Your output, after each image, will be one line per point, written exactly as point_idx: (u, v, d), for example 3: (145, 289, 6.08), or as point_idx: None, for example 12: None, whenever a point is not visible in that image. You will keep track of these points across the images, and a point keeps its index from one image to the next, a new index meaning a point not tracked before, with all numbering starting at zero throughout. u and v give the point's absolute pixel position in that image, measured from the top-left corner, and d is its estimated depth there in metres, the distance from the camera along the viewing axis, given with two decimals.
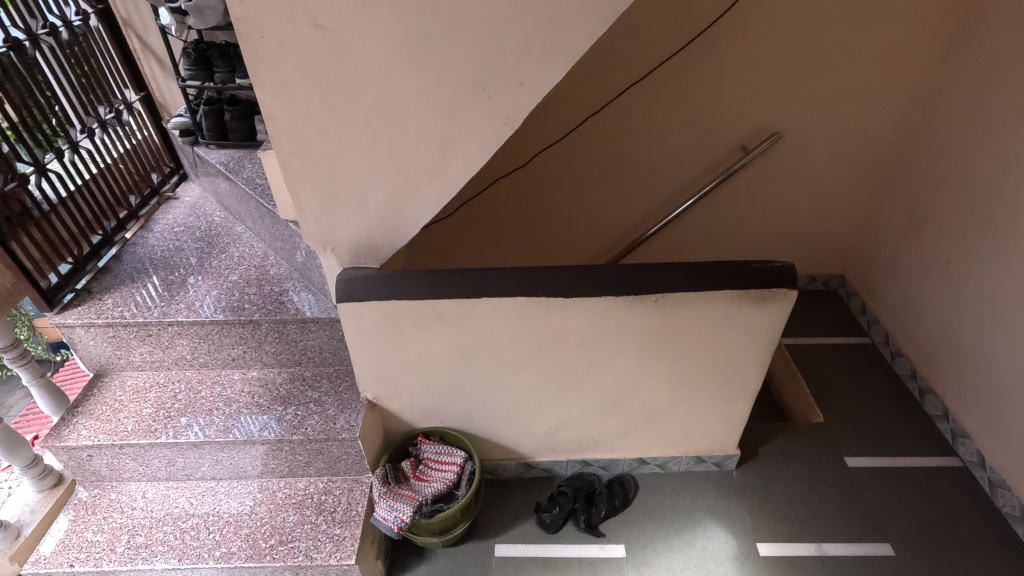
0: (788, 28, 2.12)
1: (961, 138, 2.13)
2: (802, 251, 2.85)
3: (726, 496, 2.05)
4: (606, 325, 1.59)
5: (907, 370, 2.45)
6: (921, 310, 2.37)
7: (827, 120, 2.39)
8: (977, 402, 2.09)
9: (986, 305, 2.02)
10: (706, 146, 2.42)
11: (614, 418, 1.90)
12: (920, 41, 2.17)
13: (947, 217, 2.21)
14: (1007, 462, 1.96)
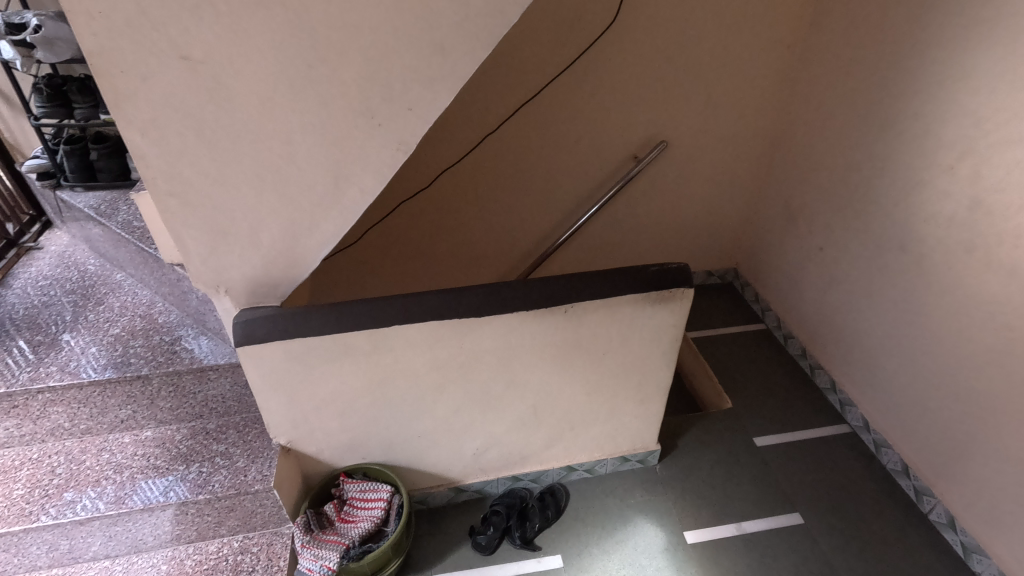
0: (664, 44, 2.28)
1: (820, 137, 2.37)
2: (698, 249, 3.05)
3: (652, 491, 2.13)
4: (521, 339, 1.61)
5: (798, 349, 2.68)
6: (803, 295, 2.61)
7: (707, 127, 2.58)
8: (857, 372, 2.32)
9: (855, 285, 2.26)
10: (602, 157, 2.54)
11: (539, 430, 1.92)
12: (777, 52, 2.41)
13: (816, 209, 2.45)
14: (887, 423, 2.19)
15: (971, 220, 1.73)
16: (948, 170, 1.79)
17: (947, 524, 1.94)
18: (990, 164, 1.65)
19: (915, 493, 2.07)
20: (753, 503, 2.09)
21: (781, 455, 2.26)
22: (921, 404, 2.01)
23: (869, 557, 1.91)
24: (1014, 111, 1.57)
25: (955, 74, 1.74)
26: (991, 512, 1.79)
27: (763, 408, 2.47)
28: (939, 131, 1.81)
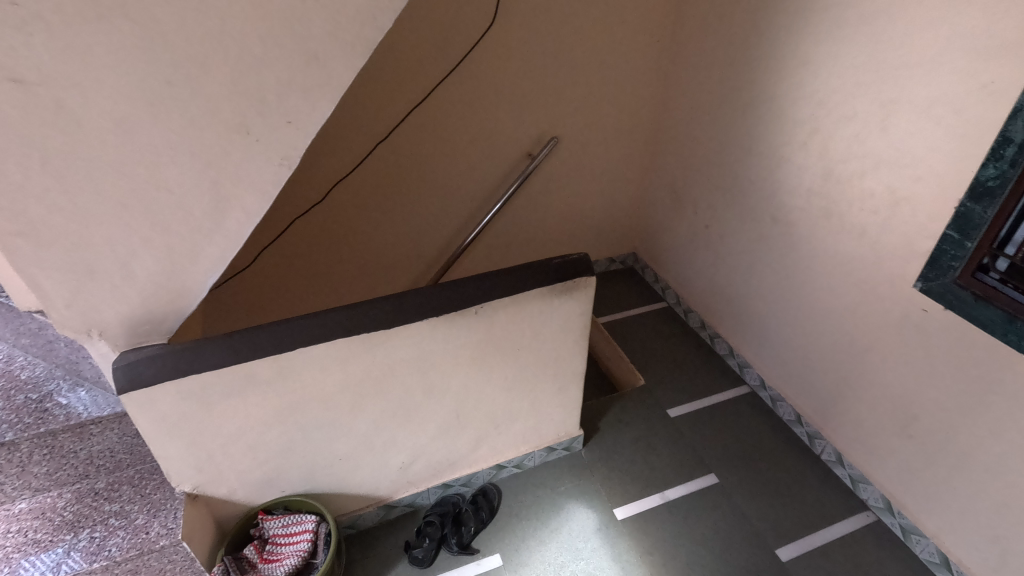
0: (544, 42, 2.34)
1: (695, 123, 2.56)
2: (598, 237, 3.18)
3: (581, 475, 2.19)
4: (435, 346, 1.59)
5: (697, 321, 2.88)
6: (696, 271, 2.80)
7: (594, 121, 2.68)
8: (750, 336, 2.53)
9: (739, 257, 2.46)
10: (497, 156, 2.57)
11: (464, 433, 1.92)
12: (648, 46, 2.56)
13: (698, 190, 2.64)
14: (779, 378, 2.41)
15: (825, 189, 1.94)
16: (802, 145, 2.00)
17: (837, 461, 2.17)
18: (835, 138, 1.86)
19: (808, 438, 2.29)
20: (673, 470, 2.22)
21: (693, 422, 2.42)
22: (804, 358, 2.23)
23: (776, 503, 2.09)
24: (848, 90, 1.78)
25: (798, 59, 1.94)
26: (869, 445, 2.03)
27: (673, 381, 2.63)
28: (791, 111, 2.02)
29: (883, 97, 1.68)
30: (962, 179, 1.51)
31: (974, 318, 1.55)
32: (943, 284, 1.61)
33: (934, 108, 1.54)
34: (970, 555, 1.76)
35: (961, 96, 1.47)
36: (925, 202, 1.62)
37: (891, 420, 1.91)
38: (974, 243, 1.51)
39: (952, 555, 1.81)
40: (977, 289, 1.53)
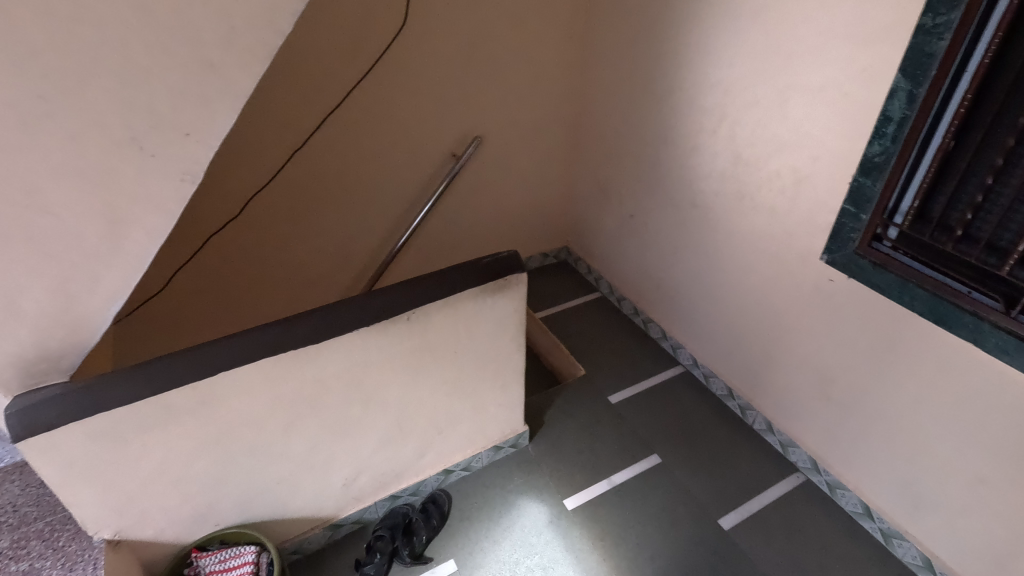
0: (459, 42, 2.33)
1: (612, 116, 2.63)
2: (529, 233, 3.21)
3: (529, 470, 2.20)
4: (369, 356, 1.55)
5: (631, 308, 2.96)
6: (625, 259, 2.88)
7: (515, 118, 2.70)
8: (680, 318, 2.63)
9: (664, 243, 2.55)
10: (421, 159, 2.54)
11: (407, 442, 1.88)
12: (562, 42, 2.60)
13: (621, 181, 2.71)
14: (709, 356, 2.52)
15: (736, 173, 2.05)
16: (712, 133, 2.10)
17: (767, 429, 2.30)
18: (741, 124, 1.96)
19: (740, 410, 2.41)
20: (618, 455, 2.27)
21: (633, 406, 2.49)
22: (730, 335, 2.34)
23: (716, 475, 2.19)
24: (749, 79, 1.88)
25: (702, 51, 2.03)
26: (794, 410, 2.16)
27: (612, 368, 2.69)
28: (700, 100, 2.11)
29: (780, 84, 1.78)
30: (853, 157, 1.63)
31: (873, 284, 1.67)
32: (844, 255, 1.73)
33: (824, 92, 1.65)
34: (887, 502, 1.91)
35: (846, 80, 1.58)
36: (824, 180, 1.74)
37: (811, 385, 2.04)
38: (868, 215, 1.64)
39: (873, 504, 1.96)
40: (874, 258, 1.66)
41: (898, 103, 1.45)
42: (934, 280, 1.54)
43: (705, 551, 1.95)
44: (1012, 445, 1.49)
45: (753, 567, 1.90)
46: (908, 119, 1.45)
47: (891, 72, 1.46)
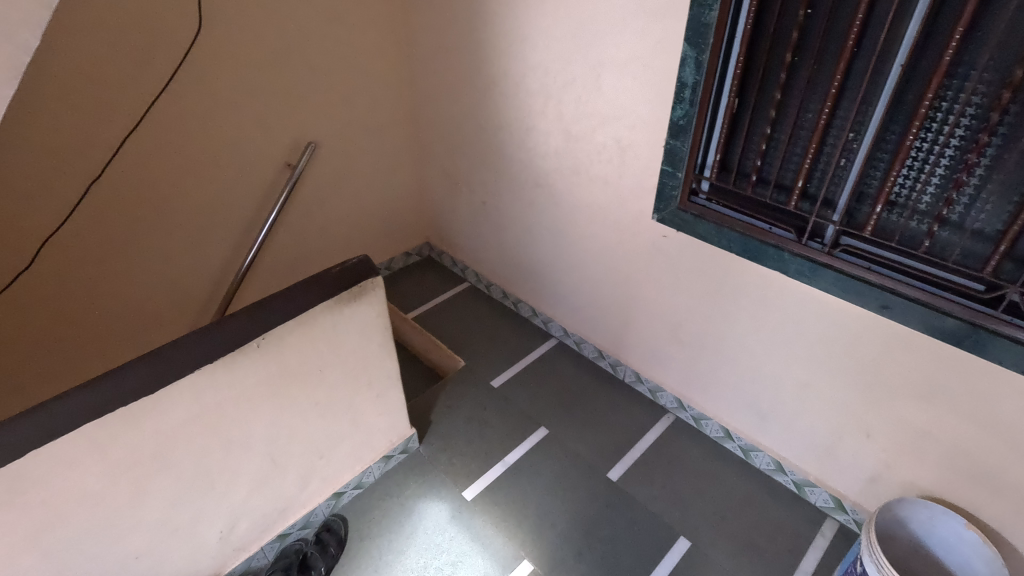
0: (271, 44, 2.16)
1: (447, 107, 2.63)
2: (387, 234, 3.13)
3: (424, 472, 2.18)
4: (221, 394, 1.42)
5: (500, 292, 3.02)
6: (486, 246, 2.92)
7: (349, 119, 2.60)
8: (545, 294, 2.73)
9: (518, 224, 2.63)
10: (251, 173, 2.35)
11: (286, 475, 1.76)
12: (384, 37, 2.54)
13: (468, 170, 2.73)
14: (577, 324, 2.66)
15: (569, 149, 2.16)
16: (541, 113, 2.19)
17: (637, 380, 2.49)
18: (565, 103, 2.07)
19: (612, 367, 2.58)
20: (508, 436, 2.33)
21: (516, 385, 2.56)
22: (591, 300, 2.49)
23: (599, 433, 2.33)
24: (564, 58, 1.98)
25: (518, 35, 2.10)
26: (656, 359, 2.36)
27: (490, 353, 2.74)
28: (525, 83, 2.18)
29: (591, 61, 1.90)
30: (663, 123, 1.79)
31: (697, 234, 1.86)
32: (670, 212, 1.90)
33: (629, 65, 1.79)
34: (741, 422, 2.17)
35: (646, 53, 1.72)
36: (643, 146, 1.89)
37: (665, 333, 2.24)
38: (683, 173, 1.81)
39: (731, 425, 2.21)
40: (693, 210, 1.85)
41: (689, 69, 1.62)
42: (741, 222, 1.75)
43: (599, 505, 2.07)
44: (821, 351, 1.76)
45: (643, 507, 2.06)
46: (700, 83, 1.62)
47: (679, 42, 1.62)
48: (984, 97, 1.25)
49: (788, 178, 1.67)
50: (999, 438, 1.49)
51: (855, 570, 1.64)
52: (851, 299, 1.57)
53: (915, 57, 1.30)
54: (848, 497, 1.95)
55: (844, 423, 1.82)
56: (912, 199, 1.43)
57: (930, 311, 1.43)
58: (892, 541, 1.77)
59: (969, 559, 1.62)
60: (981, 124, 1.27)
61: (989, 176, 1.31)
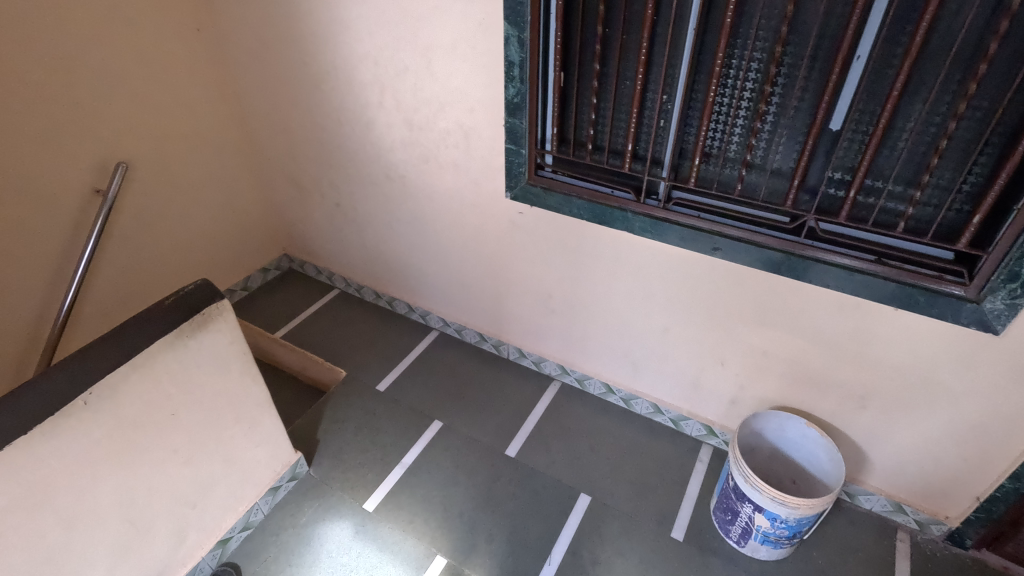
0: (46, 54, 1.86)
1: (278, 107, 2.45)
2: (237, 252, 2.87)
3: (319, 494, 2.06)
4: (46, 467, 1.23)
5: (371, 293, 2.92)
6: (348, 248, 2.80)
7: (166, 131, 2.32)
8: (418, 287, 2.69)
9: (377, 221, 2.54)
10: (51, 206, 2.02)
11: (155, 536, 1.57)
12: (191, 37, 2.29)
13: (314, 172, 2.58)
14: (454, 312, 2.65)
15: (414, 138, 2.12)
16: (379, 105, 2.12)
17: (520, 355, 2.55)
18: (401, 92, 2.02)
19: (496, 348, 2.62)
20: (403, 437, 2.28)
21: (402, 385, 2.50)
22: (464, 286, 2.49)
23: (492, 414, 2.37)
24: (391, 46, 1.92)
25: (340, 25, 2.00)
26: (534, 332, 2.43)
27: (371, 357, 2.64)
28: (356, 75, 2.10)
29: (419, 46, 1.86)
30: (499, 102, 1.82)
31: (550, 206, 1.93)
32: (521, 188, 1.95)
33: (457, 47, 1.79)
34: (619, 375, 2.31)
35: (471, 34, 1.73)
36: (485, 128, 1.91)
37: (538, 305, 2.31)
38: (526, 149, 1.86)
39: (611, 380, 2.35)
40: (542, 184, 1.91)
41: (514, 48, 1.65)
42: (587, 190, 1.85)
43: (502, 483, 2.11)
44: (674, 297, 1.92)
45: (544, 475, 2.13)
46: (526, 61, 1.67)
47: (500, 22, 1.65)
48: (763, 52, 1.42)
49: (620, 142, 1.78)
50: (820, 345, 1.74)
51: (729, 485, 1.84)
52: (689, 246, 1.74)
53: (704, 21, 1.45)
54: (717, 422, 2.18)
55: (702, 358, 2.02)
56: (723, 149, 1.60)
57: (750, 246, 1.63)
58: (754, 452, 2.01)
59: (814, 452, 1.88)
60: (764, 75, 1.44)
61: (778, 121, 1.49)
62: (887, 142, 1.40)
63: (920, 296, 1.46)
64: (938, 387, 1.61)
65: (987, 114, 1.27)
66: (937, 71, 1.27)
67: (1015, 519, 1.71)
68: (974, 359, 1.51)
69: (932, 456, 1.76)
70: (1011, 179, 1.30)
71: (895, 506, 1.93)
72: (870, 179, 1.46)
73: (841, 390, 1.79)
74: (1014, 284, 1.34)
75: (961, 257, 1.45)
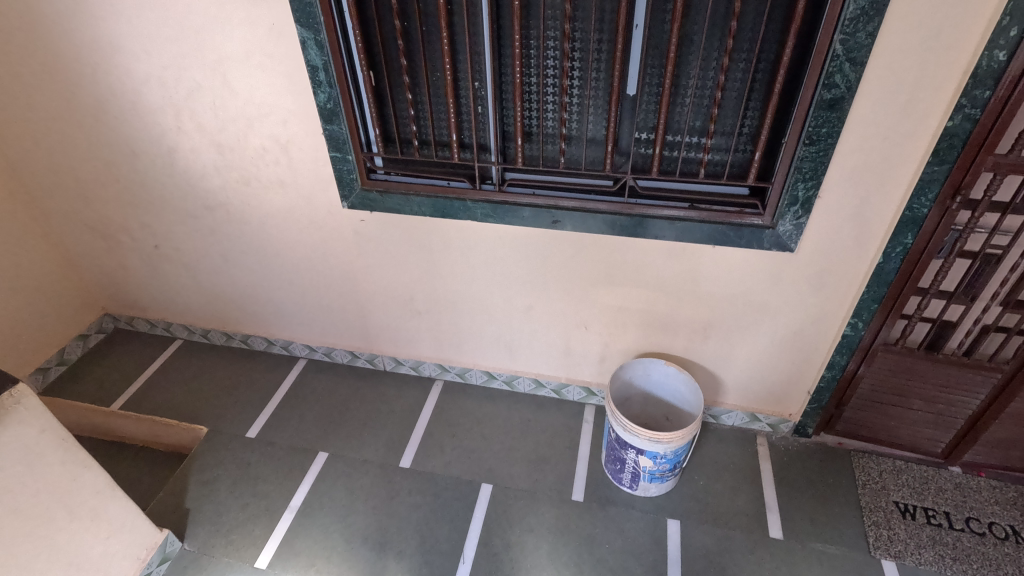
0: None
1: (55, 149, 2.10)
2: (42, 324, 2.45)
3: (200, 567, 1.85)
4: None
5: (220, 335, 2.65)
6: (181, 293, 2.51)
7: None
8: (271, 318, 2.49)
9: (207, 256, 2.31)
10: None
11: None
12: None
13: (118, 216, 2.27)
14: (318, 335, 2.50)
15: (228, 161, 1.94)
16: (179, 130, 1.91)
17: (397, 363, 2.48)
18: (201, 113, 1.84)
19: (370, 362, 2.52)
20: (286, 479, 2.11)
21: (276, 424, 2.32)
22: (322, 306, 2.36)
23: (379, 430, 2.28)
24: (176, 63, 1.73)
25: (108, 46, 1.76)
26: (405, 337, 2.37)
27: (234, 403, 2.41)
28: (142, 100, 1.86)
29: (208, 60, 1.70)
30: (311, 111, 1.73)
31: (390, 209, 1.89)
32: (357, 196, 1.88)
33: (252, 57, 1.66)
34: (497, 360, 2.35)
35: (263, 43, 1.62)
36: (303, 139, 1.80)
37: (403, 309, 2.26)
38: (352, 155, 1.79)
39: (490, 367, 2.38)
40: (377, 187, 1.86)
41: (314, 51, 1.58)
42: (424, 185, 1.84)
43: (402, 497, 2.05)
44: (530, 274, 1.98)
45: (443, 477, 2.11)
46: (330, 64, 1.60)
47: (293, 26, 1.57)
48: (555, 30, 1.50)
49: (444, 134, 1.78)
50: (662, 291, 1.90)
51: (613, 436, 1.96)
52: (530, 223, 1.80)
53: (495, 5, 1.49)
54: (593, 382, 2.30)
55: (568, 325, 2.11)
56: (541, 126, 1.67)
57: (585, 214, 1.73)
58: (629, 401, 2.16)
59: (677, 388, 2.06)
60: (561, 52, 1.52)
61: (583, 93, 1.58)
62: (677, 100, 1.55)
63: (729, 231, 1.66)
64: (761, 306, 1.84)
65: (747, 65, 1.46)
66: (701, 32, 1.43)
67: (837, 401, 2.02)
68: (781, 276, 1.75)
69: (769, 366, 2.01)
70: (775, 118, 1.51)
71: (750, 416, 2.18)
72: (670, 135, 1.61)
73: (688, 327, 1.98)
74: (796, 207, 1.57)
75: (754, 191, 1.67)
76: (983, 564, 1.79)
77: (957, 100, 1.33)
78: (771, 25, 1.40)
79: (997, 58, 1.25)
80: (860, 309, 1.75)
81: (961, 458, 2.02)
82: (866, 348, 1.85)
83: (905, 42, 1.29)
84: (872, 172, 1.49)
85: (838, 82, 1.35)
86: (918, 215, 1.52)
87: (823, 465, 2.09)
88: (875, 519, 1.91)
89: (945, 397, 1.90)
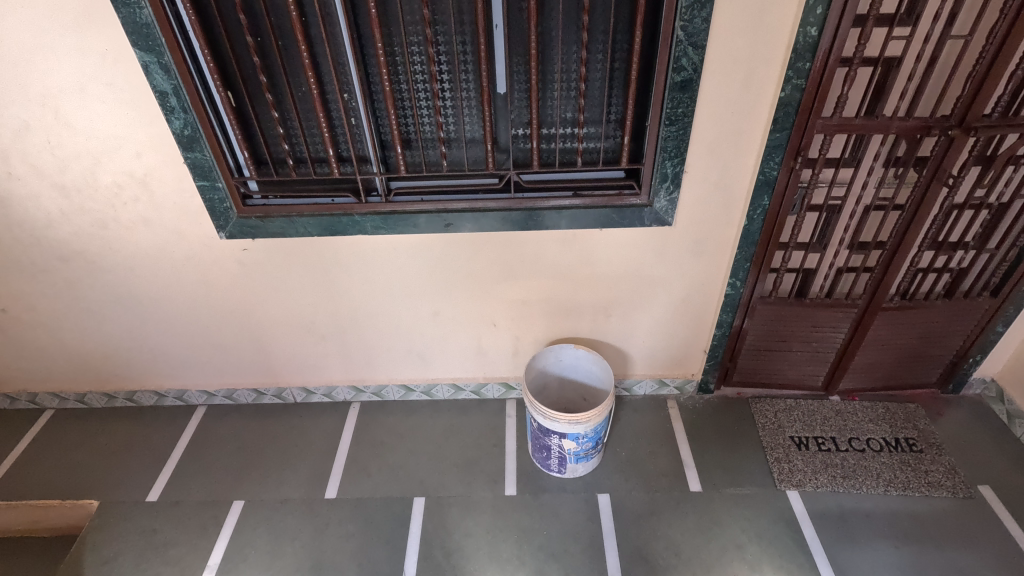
0: None
1: None
2: None
3: None
4: None
5: (99, 397, 2.38)
6: (43, 358, 2.23)
7: None
8: (158, 369, 2.28)
9: (69, 312, 2.06)
10: None
11: None
12: None
13: None
14: (215, 379, 2.33)
15: (77, 205, 1.75)
16: (11, 177, 1.69)
17: (307, 393, 2.37)
18: (34, 156, 1.64)
19: (278, 397, 2.39)
20: (200, 537, 1.95)
21: (179, 481, 2.13)
22: (215, 347, 2.19)
23: (298, 464, 2.17)
24: None
25: None
26: (312, 365, 2.27)
27: (127, 468, 2.18)
28: None
29: (33, 95, 1.51)
30: (167, 141, 1.60)
31: (273, 233, 1.80)
32: (235, 224, 1.78)
33: (87, 87, 1.50)
34: (411, 373, 2.31)
35: (97, 70, 1.47)
36: (163, 171, 1.67)
37: (305, 336, 2.16)
38: (221, 182, 1.68)
39: (406, 380, 2.34)
40: (256, 213, 1.76)
41: (159, 76, 1.46)
42: (307, 205, 1.77)
43: (332, 529, 1.96)
44: (431, 281, 1.97)
45: (372, 500, 2.05)
46: (180, 87, 1.49)
47: (130, 50, 1.44)
48: (417, 36, 1.50)
49: (320, 150, 1.72)
50: (561, 279, 1.97)
51: (535, 426, 2.00)
52: (424, 229, 1.80)
53: (352, 14, 1.46)
54: (510, 377, 2.34)
55: (476, 326, 2.13)
56: (418, 132, 1.66)
57: (476, 214, 1.75)
58: (546, 389, 2.22)
59: (588, 367, 2.14)
60: (427, 56, 1.53)
61: (455, 96, 1.60)
62: (545, 93, 1.61)
63: (613, 214, 1.75)
64: (651, 279, 1.96)
65: (604, 55, 1.54)
66: (556, 27, 1.49)
67: (730, 354, 2.21)
68: (665, 249, 1.87)
69: (667, 334, 2.15)
70: (636, 103, 1.61)
71: (658, 382, 2.33)
72: (544, 128, 1.67)
73: (590, 309, 2.06)
74: (668, 184, 1.69)
75: (629, 173, 1.77)
76: (867, 475, 2.03)
77: (785, 73, 1.49)
78: (619, 18, 1.49)
79: (810, 34, 1.42)
80: (736, 269, 1.91)
81: (838, 387, 2.28)
82: (747, 303, 2.04)
83: (736, 24, 1.42)
84: (727, 145, 1.63)
85: (685, 65, 1.47)
86: (770, 178, 1.69)
87: (728, 416, 2.27)
88: (777, 455, 2.11)
89: (817, 337, 2.12)
